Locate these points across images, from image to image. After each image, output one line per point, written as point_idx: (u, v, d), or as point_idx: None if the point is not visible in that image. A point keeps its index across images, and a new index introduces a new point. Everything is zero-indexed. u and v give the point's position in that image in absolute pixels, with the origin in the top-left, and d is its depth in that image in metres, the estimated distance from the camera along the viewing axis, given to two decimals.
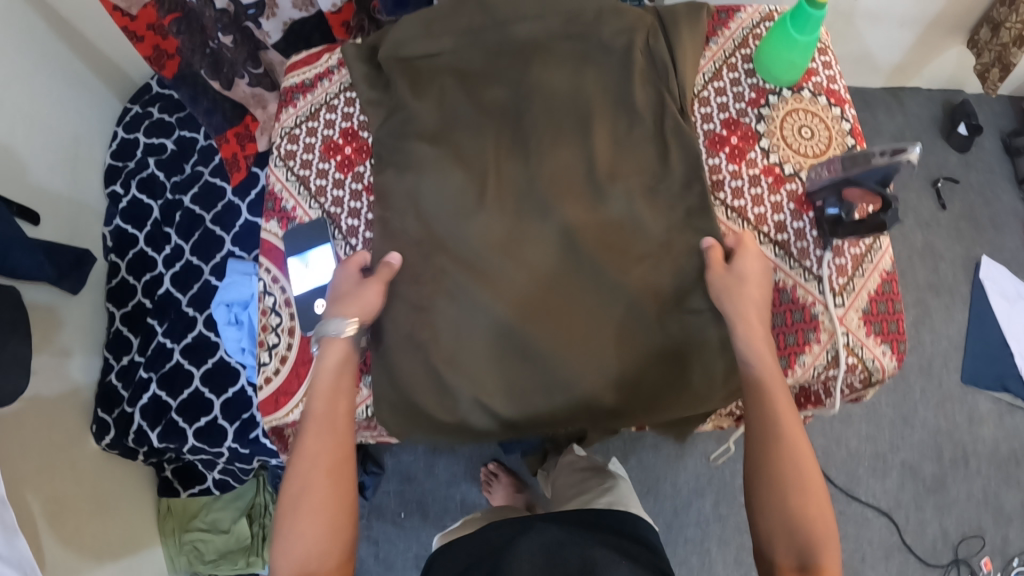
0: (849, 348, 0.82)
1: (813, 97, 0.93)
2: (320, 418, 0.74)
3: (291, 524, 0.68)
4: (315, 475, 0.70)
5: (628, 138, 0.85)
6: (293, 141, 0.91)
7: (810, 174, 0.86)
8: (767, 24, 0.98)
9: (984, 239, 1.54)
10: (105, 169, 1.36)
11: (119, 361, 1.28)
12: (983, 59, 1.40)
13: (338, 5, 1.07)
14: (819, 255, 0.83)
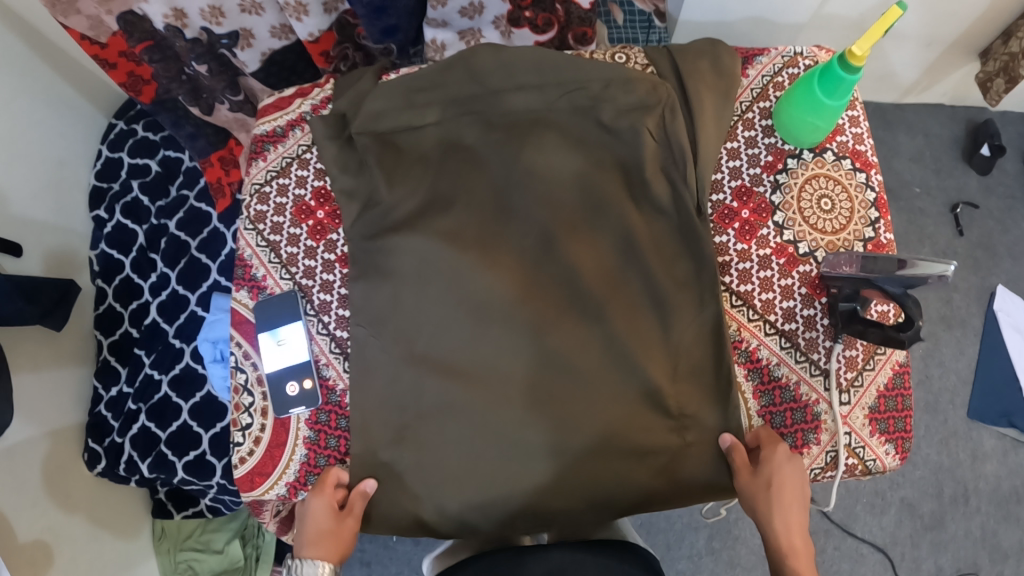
0: (851, 448, 0.78)
1: (836, 161, 0.85)
2: None
3: None
4: None
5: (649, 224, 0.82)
6: (263, 202, 0.87)
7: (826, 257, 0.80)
8: (788, 73, 0.91)
9: (1001, 268, 1.47)
10: (90, 191, 1.32)
11: (108, 391, 1.26)
12: (988, 68, 1.32)
13: (316, 35, 0.98)
14: (828, 348, 0.79)
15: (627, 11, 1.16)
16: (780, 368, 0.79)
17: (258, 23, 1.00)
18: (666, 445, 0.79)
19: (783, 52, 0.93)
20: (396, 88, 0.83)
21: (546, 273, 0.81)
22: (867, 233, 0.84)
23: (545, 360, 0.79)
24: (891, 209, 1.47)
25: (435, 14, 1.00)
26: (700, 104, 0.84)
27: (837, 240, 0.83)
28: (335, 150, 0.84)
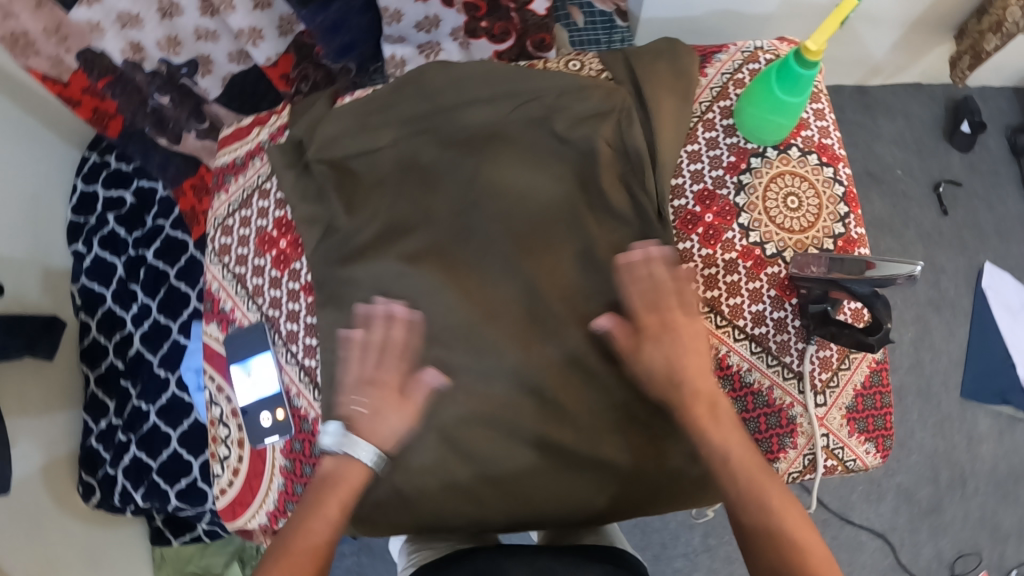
0: (829, 450, 0.77)
1: (802, 156, 0.83)
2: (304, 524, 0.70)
3: None
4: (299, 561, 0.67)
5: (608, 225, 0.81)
6: (227, 234, 0.89)
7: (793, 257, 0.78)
8: (749, 69, 0.90)
9: (988, 247, 1.46)
10: (67, 227, 1.32)
11: (98, 424, 1.26)
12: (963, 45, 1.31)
13: (273, 59, 1.01)
14: (800, 349, 0.77)
15: (588, 12, 1.14)
16: (752, 374, 0.77)
17: (216, 50, 1.01)
18: (647, 453, 0.79)
19: (743, 48, 0.92)
20: (349, 113, 0.85)
21: (512, 292, 0.80)
22: (836, 229, 0.81)
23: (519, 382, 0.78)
24: (873, 192, 1.45)
25: (391, 30, 1.00)
26: (656, 105, 0.83)
27: (806, 238, 0.81)
28: (293, 178, 0.85)
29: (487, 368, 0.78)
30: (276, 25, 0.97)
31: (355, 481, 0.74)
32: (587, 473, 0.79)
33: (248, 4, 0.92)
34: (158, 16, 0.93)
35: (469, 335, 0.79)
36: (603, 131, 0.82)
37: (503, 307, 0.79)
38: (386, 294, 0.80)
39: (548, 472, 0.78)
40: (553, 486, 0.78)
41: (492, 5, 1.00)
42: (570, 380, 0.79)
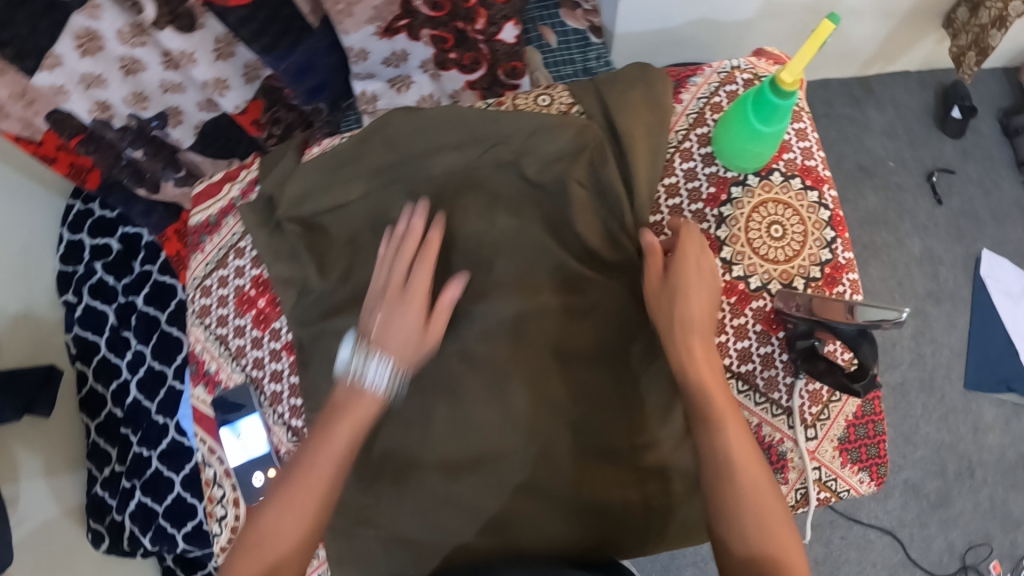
0: (821, 483, 0.76)
1: (784, 181, 0.81)
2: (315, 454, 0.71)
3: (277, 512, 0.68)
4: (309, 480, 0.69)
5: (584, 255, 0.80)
6: (205, 294, 0.88)
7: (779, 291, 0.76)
8: (726, 91, 0.87)
9: (985, 234, 1.44)
10: (57, 277, 1.30)
11: (102, 471, 1.26)
12: (960, 41, 1.25)
13: (242, 106, 0.98)
14: (789, 384, 0.75)
15: (561, 32, 1.10)
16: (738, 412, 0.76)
17: (184, 101, 0.98)
18: (631, 496, 0.78)
19: (719, 68, 0.89)
20: (317, 168, 0.83)
21: (489, 342, 0.78)
22: (823, 255, 0.79)
23: (499, 427, 0.78)
24: (867, 187, 1.43)
25: (359, 69, 0.98)
26: (631, 139, 0.81)
27: (791, 268, 0.78)
28: (266, 237, 0.83)
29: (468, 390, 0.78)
30: (241, 74, 0.94)
31: (372, 407, 0.73)
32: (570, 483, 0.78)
33: (211, 56, 0.89)
34: (121, 73, 0.90)
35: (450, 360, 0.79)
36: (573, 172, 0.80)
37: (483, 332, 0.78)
38: None
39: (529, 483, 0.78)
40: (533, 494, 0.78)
41: (460, 38, 0.97)
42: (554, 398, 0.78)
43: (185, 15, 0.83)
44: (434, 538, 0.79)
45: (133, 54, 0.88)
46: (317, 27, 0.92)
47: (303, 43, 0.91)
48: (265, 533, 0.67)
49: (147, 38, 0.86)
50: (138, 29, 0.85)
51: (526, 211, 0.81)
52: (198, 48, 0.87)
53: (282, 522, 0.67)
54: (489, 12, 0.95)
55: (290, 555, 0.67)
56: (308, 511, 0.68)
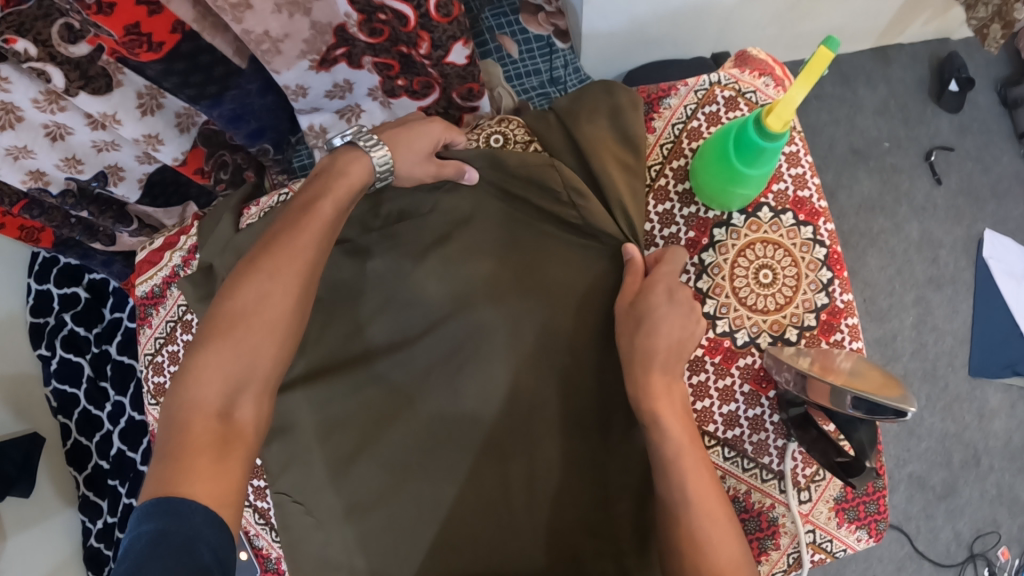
0: (816, 545, 0.75)
1: (775, 217, 0.75)
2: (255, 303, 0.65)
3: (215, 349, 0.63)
4: (257, 327, 0.64)
5: (545, 292, 0.75)
6: (158, 373, 0.83)
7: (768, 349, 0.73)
8: (705, 113, 0.77)
9: (986, 212, 1.38)
10: (29, 329, 1.18)
11: (95, 523, 1.13)
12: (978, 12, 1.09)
13: (183, 156, 0.91)
14: (780, 446, 0.74)
15: (522, 40, 1.00)
16: (726, 480, 0.75)
17: (122, 156, 0.90)
18: (608, 566, 0.73)
19: (696, 85, 0.78)
20: (261, 235, 0.77)
21: (468, 404, 0.76)
22: (819, 300, 0.74)
23: (480, 488, 0.75)
24: (861, 171, 1.36)
25: (301, 105, 0.92)
26: (609, 182, 0.74)
27: (783, 317, 0.74)
28: (210, 312, 0.77)
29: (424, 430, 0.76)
30: (174, 124, 0.87)
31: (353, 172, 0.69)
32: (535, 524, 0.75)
33: (135, 113, 0.82)
34: (48, 141, 0.82)
35: (400, 408, 0.77)
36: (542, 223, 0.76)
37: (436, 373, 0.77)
38: (324, 399, 0.76)
39: (490, 526, 0.75)
40: (494, 538, 0.75)
41: (406, 62, 0.86)
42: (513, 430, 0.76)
43: (99, 75, 0.76)
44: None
45: (55, 120, 0.80)
46: (246, 70, 0.85)
47: (230, 90, 0.86)
48: (237, 312, 0.64)
49: (66, 102, 0.78)
50: (55, 94, 0.77)
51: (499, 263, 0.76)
52: (120, 108, 0.80)
53: (256, 295, 0.65)
54: (432, 36, 0.78)
55: (253, 373, 0.64)
56: (271, 341, 0.65)
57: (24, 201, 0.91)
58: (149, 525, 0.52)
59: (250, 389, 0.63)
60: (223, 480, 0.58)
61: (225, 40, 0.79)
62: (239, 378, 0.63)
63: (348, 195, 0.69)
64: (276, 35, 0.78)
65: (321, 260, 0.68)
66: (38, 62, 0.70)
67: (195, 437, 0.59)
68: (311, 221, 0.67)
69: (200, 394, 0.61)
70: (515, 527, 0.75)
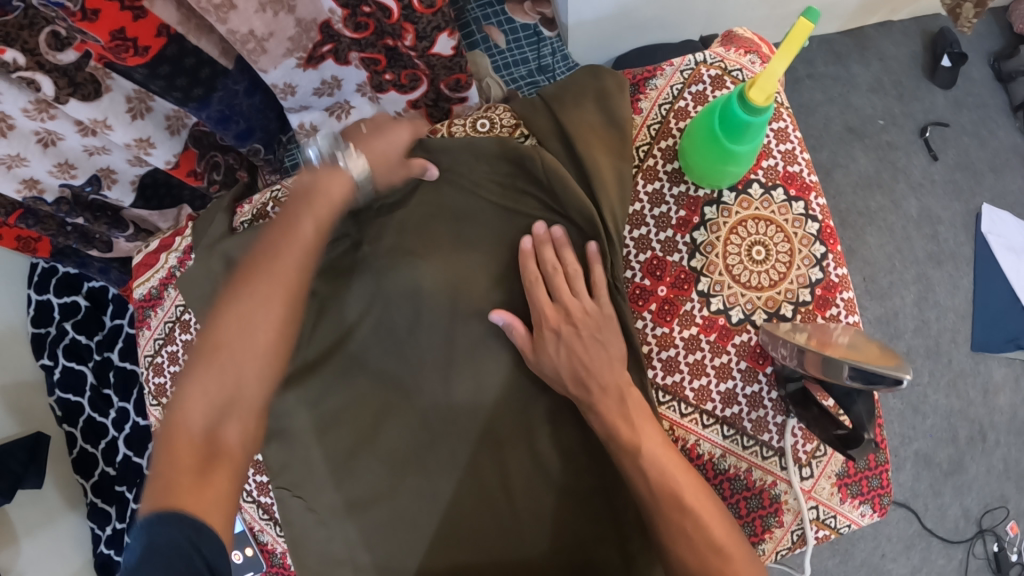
0: (820, 521, 0.75)
1: (765, 192, 0.75)
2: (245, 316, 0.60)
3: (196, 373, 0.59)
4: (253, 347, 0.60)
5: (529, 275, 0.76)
6: (158, 373, 0.84)
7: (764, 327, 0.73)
8: (691, 93, 0.77)
9: (984, 186, 1.37)
10: (31, 340, 1.16)
11: (104, 529, 1.11)
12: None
13: (174, 159, 0.91)
14: (780, 423, 0.74)
15: (509, 30, 1.00)
16: (726, 459, 0.75)
17: (113, 160, 0.91)
18: (614, 554, 0.73)
19: (682, 65, 0.79)
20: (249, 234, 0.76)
21: (456, 397, 0.76)
22: (814, 275, 0.74)
23: (476, 481, 0.76)
24: (857, 149, 1.35)
25: (291, 103, 0.92)
26: (598, 171, 0.73)
27: (777, 293, 0.74)
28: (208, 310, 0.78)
29: (418, 424, 0.77)
30: (164, 126, 0.87)
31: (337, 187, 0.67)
32: (541, 517, 0.75)
33: (126, 117, 0.82)
34: (40, 147, 0.83)
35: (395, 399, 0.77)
36: (529, 209, 0.75)
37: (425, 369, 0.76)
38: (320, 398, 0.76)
39: (494, 519, 0.75)
40: (501, 532, 0.75)
41: (392, 55, 0.86)
42: (510, 419, 0.76)
43: (88, 81, 0.76)
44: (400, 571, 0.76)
45: (46, 127, 0.81)
46: (232, 70, 0.86)
47: (217, 91, 0.86)
48: (222, 333, 0.60)
49: (55, 111, 0.79)
50: (44, 103, 0.78)
51: (479, 255, 0.76)
52: (110, 113, 0.81)
53: (238, 317, 0.60)
54: (416, 27, 0.79)
55: (241, 395, 0.59)
56: (256, 362, 0.60)
57: (19, 211, 0.92)
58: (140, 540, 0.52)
59: (236, 411, 0.59)
60: (210, 493, 0.56)
61: (211, 41, 0.80)
62: (223, 403, 0.59)
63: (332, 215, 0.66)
64: (261, 34, 0.78)
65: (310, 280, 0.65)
66: (26, 72, 0.70)
67: (180, 459, 0.56)
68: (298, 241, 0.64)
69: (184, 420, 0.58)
70: (518, 518, 0.75)
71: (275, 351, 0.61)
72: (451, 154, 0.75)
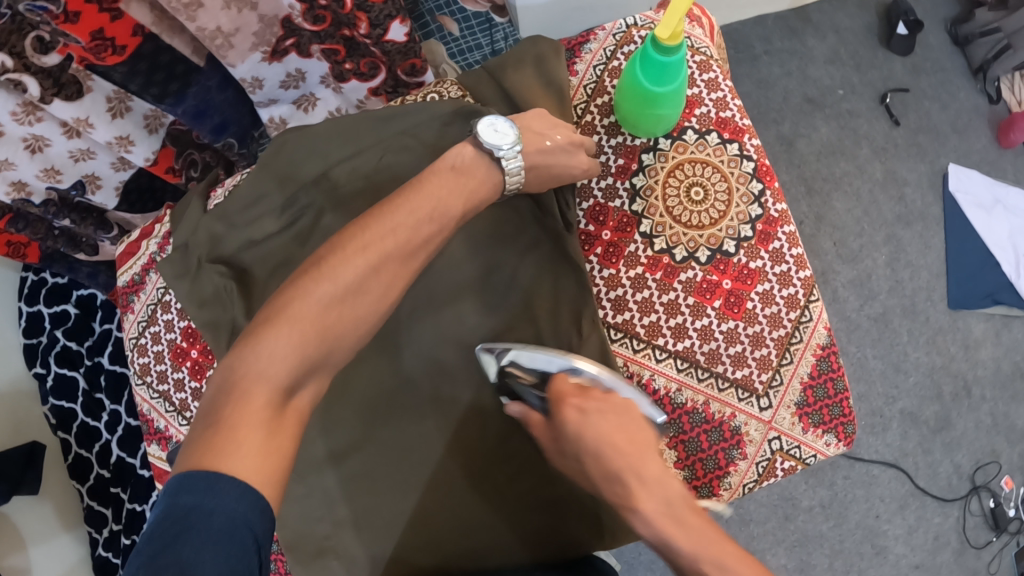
0: (785, 452, 0.80)
1: (699, 138, 0.80)
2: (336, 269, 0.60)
3: (273, 339, 0.56)
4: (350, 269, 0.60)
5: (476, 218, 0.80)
6: (142, 353, 0.89)
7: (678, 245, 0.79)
8: (623, 53, 0.82)
9: (948, 147, 1.41)
10: (23, 351, 1.17)
11: (101, 531, 1.11)
12: None
13: (153, 156, 0.99)
14: (728, 357, 0.79)
15: (462, 18, 1.03)
16: (683, 393, 0.79)
17: (98, 164, 0.98)
18: (579, 486, 0.80)
19: (614, 30, 0.83)
20: (225, 212, 0.83)
21: (417, 343, 0.80)
22: (753, 211, 0.80)
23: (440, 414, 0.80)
24: (818, 118, 1.40)
25: (260, 97, 0.98)
26: None
27: (718, 231, 0.79)
28: (189, 286, 0.83)
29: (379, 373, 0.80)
30: (143, 125, 0.95)
31: (445, 182, 0.68)
32: (506, 446, 0.80)
33: (106, 116, 0.90)
34: (27, 153, 0.89)
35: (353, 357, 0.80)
36: None
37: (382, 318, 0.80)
38: None
39: (466, 453, 0.80)
40: (473, 465, 0.80)
41: (351, 45, 0.93)
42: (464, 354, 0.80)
43: (71, 83, 0.83)
44: (379, 517, 0.80)
45: (33, 132, 0.87)
46: (205, 67, 0.92)
47: (192, 87, 0.93)
48: (312, 313, 0.58)
49: (42, 113, 0.86)
50: (31, 106, 0.84)
51: None
52: (91, 112, 0.88)
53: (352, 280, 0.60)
54: (370, 15, 0.87)
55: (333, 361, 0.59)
56: (348, 321, 0.60)
57: (8, 215, 0.97)
58: (186, 498, 0.47)
59: (320, 371, 0.58)
60: (270, 459, 0.51)
61: (183, 40, 0.87)
62: (312, 361, 0.57)
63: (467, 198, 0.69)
64: (227, 30, 0.85)
65: (419, 242, 0.65)
66: (15, 74, 0.77)
67: (252, 407, 0.52)
68: (416, 215, 0.65)
69: (275, 356, 0.55)
70: (485, 450, 0.80)
71: (379, 267, 0.62)
72: (409, 118, 0.82)
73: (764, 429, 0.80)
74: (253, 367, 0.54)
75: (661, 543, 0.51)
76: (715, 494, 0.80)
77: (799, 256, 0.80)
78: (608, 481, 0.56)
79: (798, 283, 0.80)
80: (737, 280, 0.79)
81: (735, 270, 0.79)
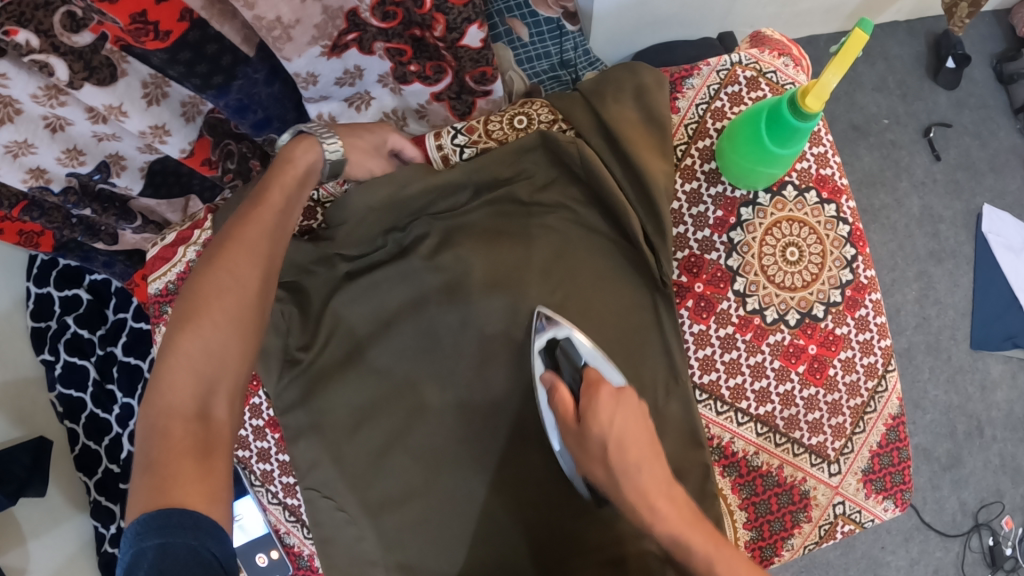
0: (847, 516, 0.80)
1: (800, 194, 0.79)
2: (207, 261, 0.65)
3: (166, 363, 0.61)
4: (234, 273, 0.64)
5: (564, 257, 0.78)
6: None
7: (772, 312, 0.78)
8: (727, 93, 0.80)
9: (984, 186, 1.40)
10: (30, 336, 1.08)
11: (109, 527, 1.02)
12: None
13: (189, 147, 0.90)
14: (807, 425, 0.78)
15: (532, 23, 0.97)
16: (759, 456, 0.78)
17: (123, 146, 0.88)
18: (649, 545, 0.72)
19: (718, 65, 0.81)
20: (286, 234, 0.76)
21: (487, 379, 0.77)
22: (844, 276, 0.79)
23: (497, 455, 0.77)
24: (861, 146, 1.38)
25: (310, 93, 0.89)
26: (650, 171, 0.75)
27: (810, 294, 0.78)
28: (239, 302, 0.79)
29: (442, 417, 0.77)
30: (180, 113, 0.86)
31: (305, 160, 0.71)
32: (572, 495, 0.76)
33: (141, 103, 0.80)
34: (47, 132, 0.80)
35: (409, 396, 0.77)
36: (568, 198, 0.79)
37: (447, 358, 0.77)
38: (355, 402, 0.76)
39: (521, 500, 0.77)
40: (534, 518, 0.76)
41: (419, 46, 0.86)
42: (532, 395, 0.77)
43: (104, 65, 0.74)
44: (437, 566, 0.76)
45: (55, 113, 0.78)
46: (253, 58, 0.83)
47: (237, 80, 0.84)
48: (199, 305, 0.62)
49: (66, 97, 0.76)
50: (54, 89, 0.75)
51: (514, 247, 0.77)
52: (126, 99, 0.78)
53: (217, 285, 0.63)
54: (447, 18, 0.79)
55: (224, 366, 0.62)
56: (239, 330, 0.63)
57: (23, 203, 0.89)
58: (150, 542, 0.51)
59: (221, 389, 0.62)
60: (210, 485, 0.56)
61: (234, 28, 0.78)
62: (211, 373, 0.62)
63: (296, 184, 0.71)
64: (287, 20, 0.75)
65: (281, 239, 0.68)
66: (40, 54, 0.68)
67: (175, 441, 0.57)
68: (263, 209, 0.67)
69: (173, 381, 0.60)
70: (546, 496, 0.77)
71: (253, 252, 0.65)
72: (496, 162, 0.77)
73: (831, 493, 0.79)
74: (162, 399, 0.59)
75: (678, 546, 0.59)
76: (778, 554, 0.79)
77: (882, 325, 0.80)
78: (628, 478, 0.61)
79: (878, 353, 0.80)
80: (822, 345, 0.78)
81: (822, 335, 0.78)
